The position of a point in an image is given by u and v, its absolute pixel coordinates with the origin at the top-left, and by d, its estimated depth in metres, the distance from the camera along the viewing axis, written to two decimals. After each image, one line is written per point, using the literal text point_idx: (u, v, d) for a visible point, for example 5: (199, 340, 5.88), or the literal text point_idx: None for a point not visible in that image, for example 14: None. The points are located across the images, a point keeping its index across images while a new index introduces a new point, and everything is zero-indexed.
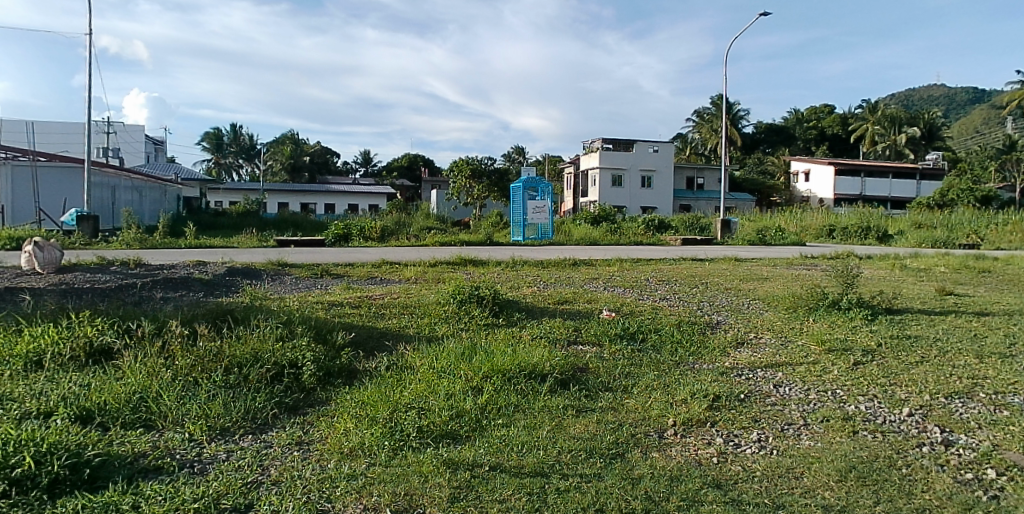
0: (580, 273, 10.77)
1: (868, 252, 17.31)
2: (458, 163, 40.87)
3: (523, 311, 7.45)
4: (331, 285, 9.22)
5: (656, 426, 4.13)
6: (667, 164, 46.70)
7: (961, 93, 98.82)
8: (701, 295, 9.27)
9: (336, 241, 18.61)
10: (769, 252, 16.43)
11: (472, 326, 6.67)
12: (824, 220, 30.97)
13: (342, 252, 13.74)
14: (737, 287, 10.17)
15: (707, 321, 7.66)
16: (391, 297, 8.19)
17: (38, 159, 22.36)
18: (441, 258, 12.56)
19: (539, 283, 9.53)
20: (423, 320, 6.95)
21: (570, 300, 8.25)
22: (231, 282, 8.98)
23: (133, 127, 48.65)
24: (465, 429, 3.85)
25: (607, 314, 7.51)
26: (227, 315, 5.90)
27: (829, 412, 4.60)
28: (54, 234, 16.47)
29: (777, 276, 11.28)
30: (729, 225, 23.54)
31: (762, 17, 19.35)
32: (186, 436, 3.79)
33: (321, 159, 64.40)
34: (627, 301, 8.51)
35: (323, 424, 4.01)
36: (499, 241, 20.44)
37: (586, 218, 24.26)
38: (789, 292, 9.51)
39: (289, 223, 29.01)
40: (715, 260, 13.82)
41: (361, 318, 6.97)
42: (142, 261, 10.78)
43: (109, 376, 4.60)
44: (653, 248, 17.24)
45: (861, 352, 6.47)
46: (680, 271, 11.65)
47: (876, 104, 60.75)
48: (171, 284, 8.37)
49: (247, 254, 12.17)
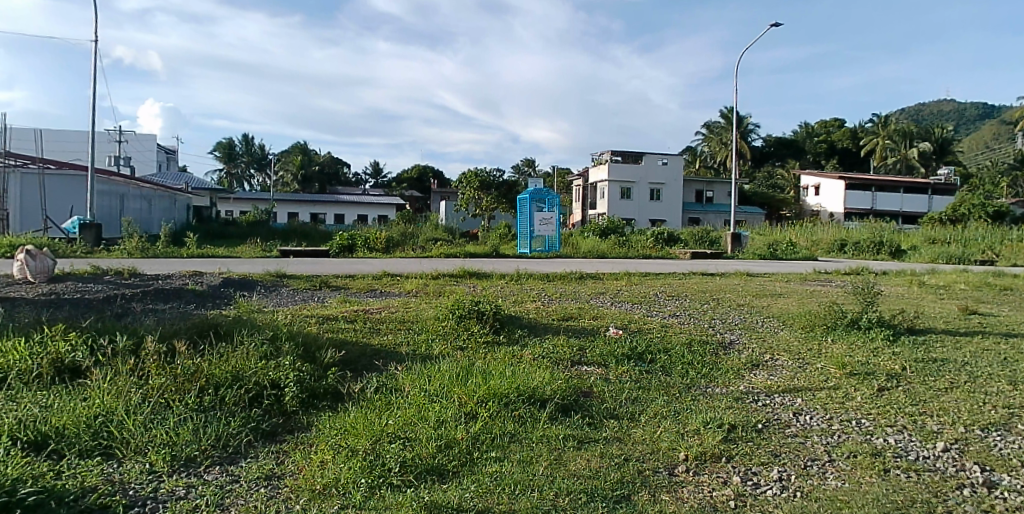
0: (587, 287, 10.41)
1: (883, 267, 16.85)
2: (467, 174, 40.75)
3: (526, 328, 7.10)
4: (329, 297, 8.90)
5: (665, 461, 3.78)
6: (677, 177, 46.37)
7: (969, 108, 98.20)
8: (713, 312, 8.86)
9: (339, 252, 18.38)
10: (782, 267, 16.01)
11: (471, 344, 6.32)
12: (835, 234, 30.49)
13: (344, 263, 13.42)
14: (751, 303, 9.75)
15: (720, 341, 7.27)
16: (388, 312, 7.85)
17: (46, 166, 22.25)
18: (443, 270, 12.25)
19: (544, 297, 9.17)
20: (420, 336, 6.61)
21: (574, 315, 7.92)
22: (224, 294, 8.67)
23: (144, 136, 48.87)
24: (453, 464, 3.50)
25: (614, 332, 7.14)
26: (212, 329, 5.57)
27: (855, 447, 4.26)
28: (55, 241, 16.26)
29: (792, 293, 10.86)
30: (740, 239, 23.13)
31: (773, 28, 19.02)
32: (145, 467, 3.49)
33: (330, 169, 64.45)
34: (635, 317, 8.14)
35: (298, 454, 3.70)
36: (506, 253, 20.09)
37: (594, 231, 23.93)
38: (806, 310, 9.09)
39: (296, 232, 28.84)
40: (726, 274, 13.42)
41: (355, 333, 6.64)
42: (137, 270, 10.49)
43: (75, 396, 4.28)
44: (662, 262, 16.83)
45: (885, 377, 6.07)
46: (691, 286, 11.25)
47: (887, 119, 60.28)
48: (162, 295, 8.08)
49: (246, 265, 11.89)
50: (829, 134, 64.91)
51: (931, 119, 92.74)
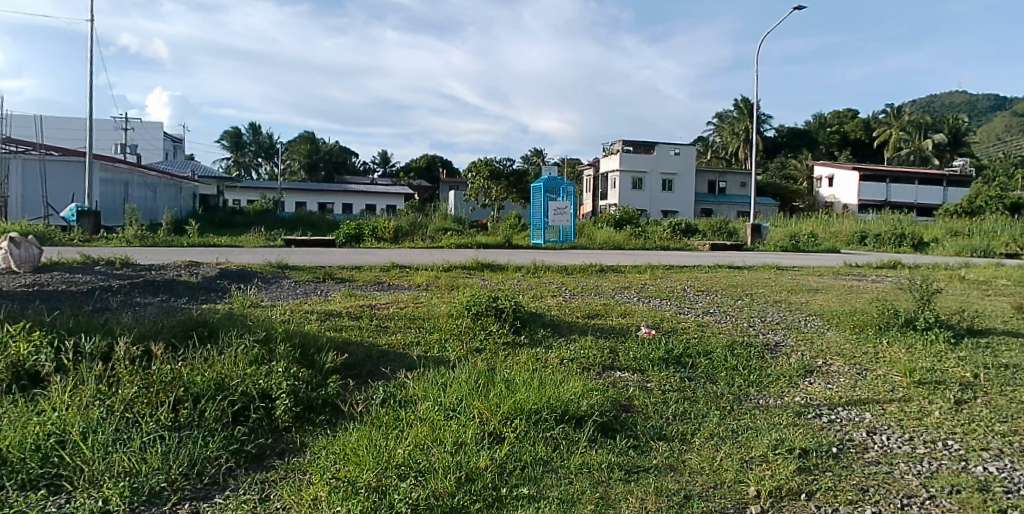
0: (609, 281, 9.70)
1: (916, 260, 16.01)
2: (477, 163, 40.03)
3: (550, 327, 6.40)
4: (332, 291, 8.25)
5: (734, 498, 3.13)
6: (689, 167, 45.49)
7: (982, 100, 96.72)
8: (750, 309, 8.14)
9: (346, 242, 17.75)
10: (811, 259, 15.23)
11: (491, 345, 5.66)
12: (854, 226, 29.62)
13: (350, 254, 12.73)
14: (788, 299, 9.02)
15: (765, 343, 6.54)
16: (397, 307, 7.17)
17: (46, 152, 21.73)
18: (455, 261, 11.57)
19: (565, 292, 8.48)
20: (433, 336, 5.95)
21: (600, 312, 7.23)
22: (219, 286, 8.04)
23: (151, 124, 48.39)
24: (477, 505, 2.90)
25: (646, 332, 6.45)
26: (199, 327, 4.95)
27: (955, 478, 3.58)
28: (53, 229, 15.68)
29: (829, 288, 10.13)
30: (760, 231, 22.33)
31: (796, 11, 18.10)
32: (98, 506, 2.92)
33: (338, 158, 63.78)
34: (666, 315, 7.42)
35: (286, 487, 3.10)
36: (518, 244, 19.38)
37: (608, 221, 23.22)
38: (851, 308, 8.34)
39: (303, 221, 28.25)
40: (754, 267, 12.66)
41: (360, 332, 6.01)
42: (130, 260, 9.86)
43: (30, 407, 3.67)
44: (685, 253, 16.05)
45: (959, 387, 5.35)
46: (719, 280, 10.52)
47: (902, 109, 59.05)
48: (151, 288, 7.47)
49: (246, 255, 11.25)
50: (844, 125, 63.65)
51: (945, 110, 91.11)
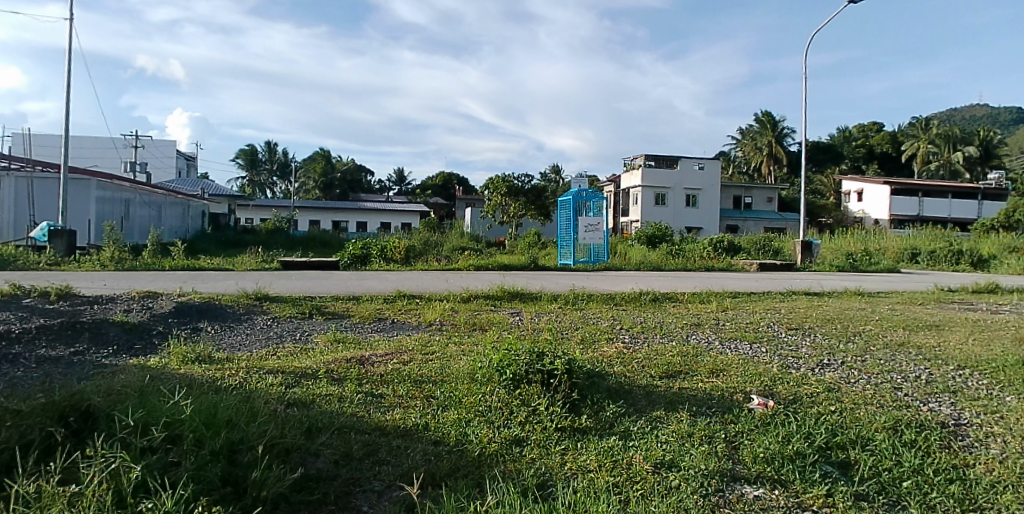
0: (671, 316, 7.59)
1: (1011, 282, 13.56)
2: (494, 180, 38.03)
3: (619, 397, 4.30)
4: (312, 334, 6.23)
5: None
6: (714, 183, 43.33)
7: (1006, 113, 93.78)
8: (878, 358, 6.01)
9: (351, 263, 15.87)
10: (894, 282, 12.92)
11: (539, 432, 3.65)
12: (900, 243, 27.09)
13: (349, 280, 10.70)
14: (913, 341, 6.87)
15: (942, 421, 4.41)
16: (398, 361, 5.12)
17: (37, 168, 20.17)
18: (475, 289, 9.54)
19: (624, 333, 6.42)
20: (450, 414, 3.91)
21: (682, 370, 5.10)
22: (165, 328, 6.10)
23: (162, 143, 47.28)
24: None
25: (761, 404, 4.36)
26: (69, 418, 3.04)
27: None
28: (22, 251, 13.92)
29: (952, 324, 7.94)
30: (810, 248, 19.91)
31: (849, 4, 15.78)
32: None
33: (353, 176, 62.38)
34: (775, 372, 5.28)
35: None
36: (545, 264, 17.35)
37: (640, 238, 21.17)
38: (1013, 357, 6.13)
39: (313, 240, 26.48)
40: (833, 293, 10.48)
41: (339, 407, 3.99)
42: (72, 290, 7.95)
43: None
44: (740, 275, 13.87)
45: None
46: (805, 312, 8.37)
47: (931, 122, 56.47)
48: (67, 333, 5.52)
49: (221, 281, 9.33)
50: (870, 138, 61.13)
51: (972, 124, 88.33)
